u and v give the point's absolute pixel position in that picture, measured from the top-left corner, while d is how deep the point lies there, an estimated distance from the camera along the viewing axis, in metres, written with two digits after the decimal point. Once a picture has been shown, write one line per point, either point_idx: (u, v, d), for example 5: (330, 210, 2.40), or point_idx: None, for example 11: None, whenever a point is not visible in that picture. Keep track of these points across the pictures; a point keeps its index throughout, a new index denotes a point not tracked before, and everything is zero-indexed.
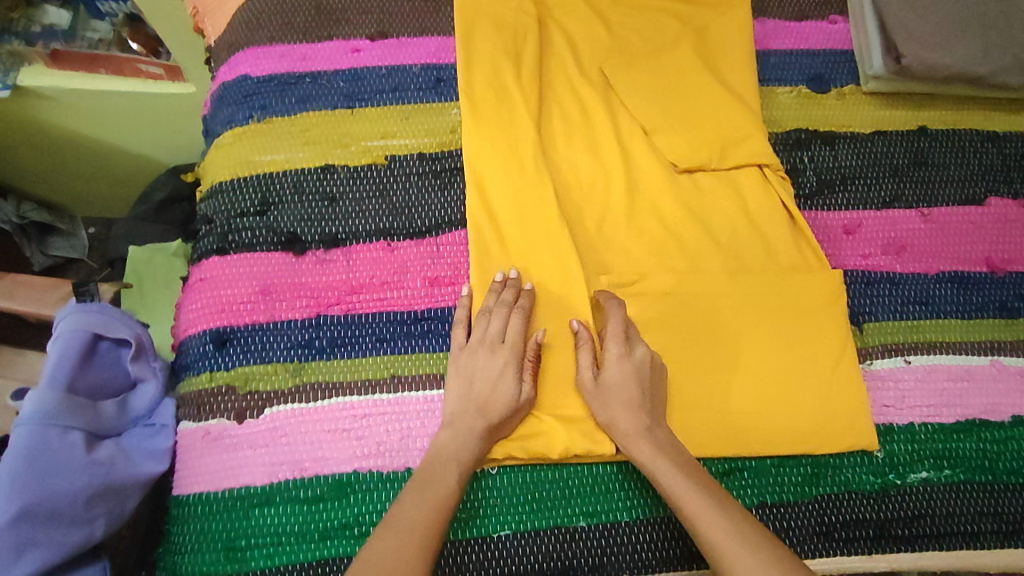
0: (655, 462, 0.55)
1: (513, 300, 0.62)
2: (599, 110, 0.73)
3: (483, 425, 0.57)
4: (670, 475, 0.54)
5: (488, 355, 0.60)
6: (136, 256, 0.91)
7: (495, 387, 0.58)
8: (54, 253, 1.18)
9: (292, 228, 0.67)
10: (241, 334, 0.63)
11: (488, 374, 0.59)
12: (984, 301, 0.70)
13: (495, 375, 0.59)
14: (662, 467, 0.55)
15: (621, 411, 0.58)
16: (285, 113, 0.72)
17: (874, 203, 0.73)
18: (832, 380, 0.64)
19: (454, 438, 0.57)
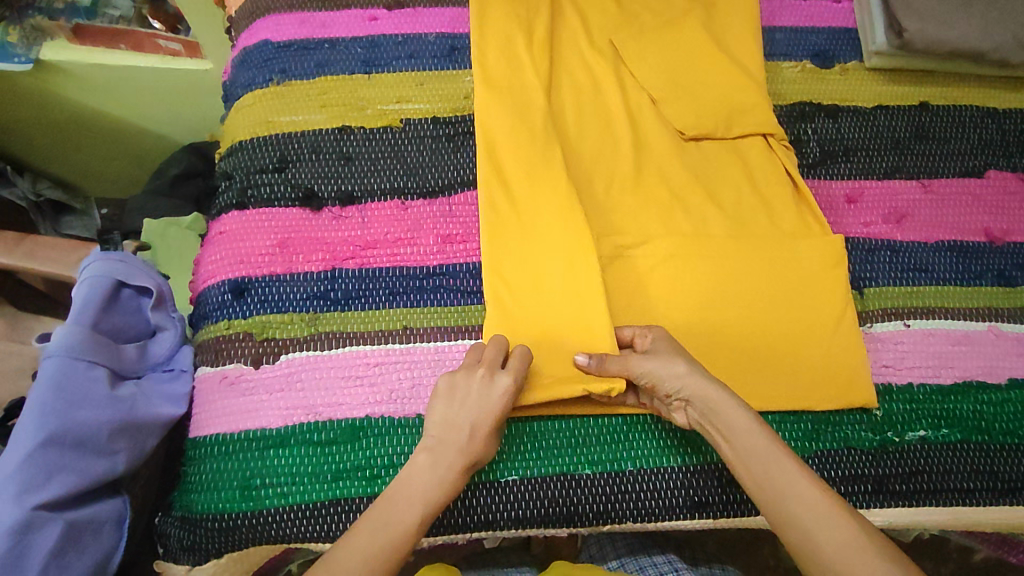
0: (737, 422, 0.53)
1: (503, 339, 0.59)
2: (609, 80, 0.75)
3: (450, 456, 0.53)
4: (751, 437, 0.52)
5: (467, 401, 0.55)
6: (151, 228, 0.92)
7: (491, 416, 0.55)
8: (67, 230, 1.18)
9: (309, 184, 0.69)
10: (258, 284, 0.65)
11: (483, 410, 0.55)
12: (982, 270, 0.71)
13: (484, 417, 0.55)
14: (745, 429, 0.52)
15: (705, 383, 0.54)
16: (305, 77, 0.74)
17: (876, 173, 0.75)
18: (833, 341, 0.66)
19: (431, 468, 0.53)
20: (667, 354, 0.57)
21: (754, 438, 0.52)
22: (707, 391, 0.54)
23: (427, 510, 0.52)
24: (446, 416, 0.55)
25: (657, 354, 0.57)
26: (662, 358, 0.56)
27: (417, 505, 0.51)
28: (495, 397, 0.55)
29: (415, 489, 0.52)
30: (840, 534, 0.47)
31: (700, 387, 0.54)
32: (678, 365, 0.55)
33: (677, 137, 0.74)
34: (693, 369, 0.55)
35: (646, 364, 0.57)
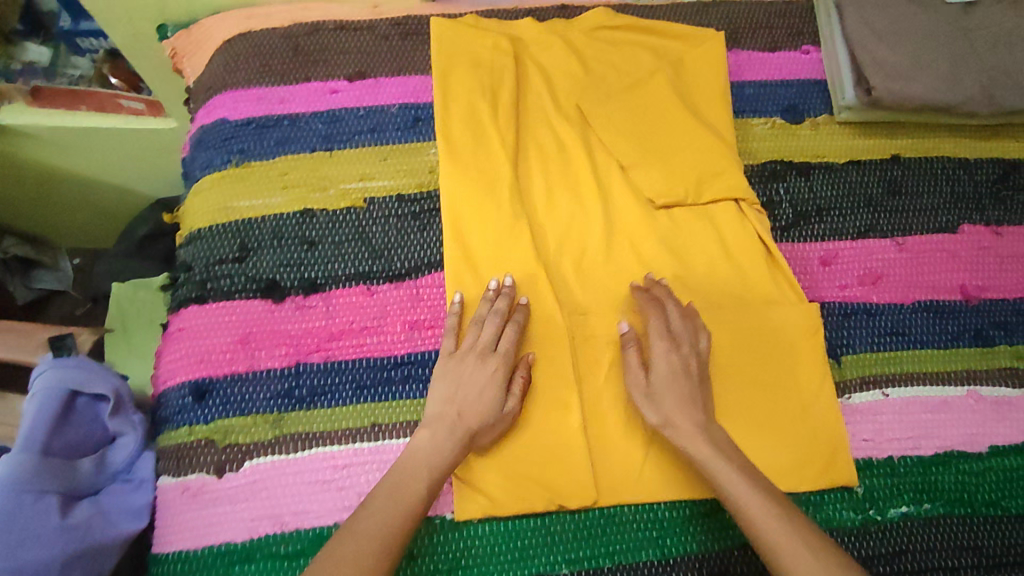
0: (714, 462, 0.57)
1: (507, 311, 0.63)
2: (577, 146, 0.74)
3: (460, 433, 0.58)
4: (729, 477, 0.56)
5: (466, 374, 0.60)
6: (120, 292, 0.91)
7: (482, 387, 0.60)
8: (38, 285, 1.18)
9: (271, 274, 0.67)
10: (221, 385, 0.63)
11: (476, 384, 0.60)
12: (960, 330, 0.71)
13: (475, 388, 0.60)
14: (721, 466, 0.57)
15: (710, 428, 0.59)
16: (264, 157, 0.71)
17: (850, 233, 0.74)
18: (808, 410, 0.65)
19: (432, 442, 0.57)
20: (670, 397, 0.60)
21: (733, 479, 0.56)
22: (689, 430, 0.59)
23: (432, 481, 0.56)
24: (446, 393, 0.60)
25: (658, 375, 0.61)
26: (659, 389, 0.61)
27: (420, 479, 0.55)
28: (488, 370, 0.61)
29: (416, 464, 0.56)
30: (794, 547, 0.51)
31: (691, 423, 0.59)
32: (668, 406, 0.60)
33: (645, 204, 0.73)
34: (685, 417, 0.59)
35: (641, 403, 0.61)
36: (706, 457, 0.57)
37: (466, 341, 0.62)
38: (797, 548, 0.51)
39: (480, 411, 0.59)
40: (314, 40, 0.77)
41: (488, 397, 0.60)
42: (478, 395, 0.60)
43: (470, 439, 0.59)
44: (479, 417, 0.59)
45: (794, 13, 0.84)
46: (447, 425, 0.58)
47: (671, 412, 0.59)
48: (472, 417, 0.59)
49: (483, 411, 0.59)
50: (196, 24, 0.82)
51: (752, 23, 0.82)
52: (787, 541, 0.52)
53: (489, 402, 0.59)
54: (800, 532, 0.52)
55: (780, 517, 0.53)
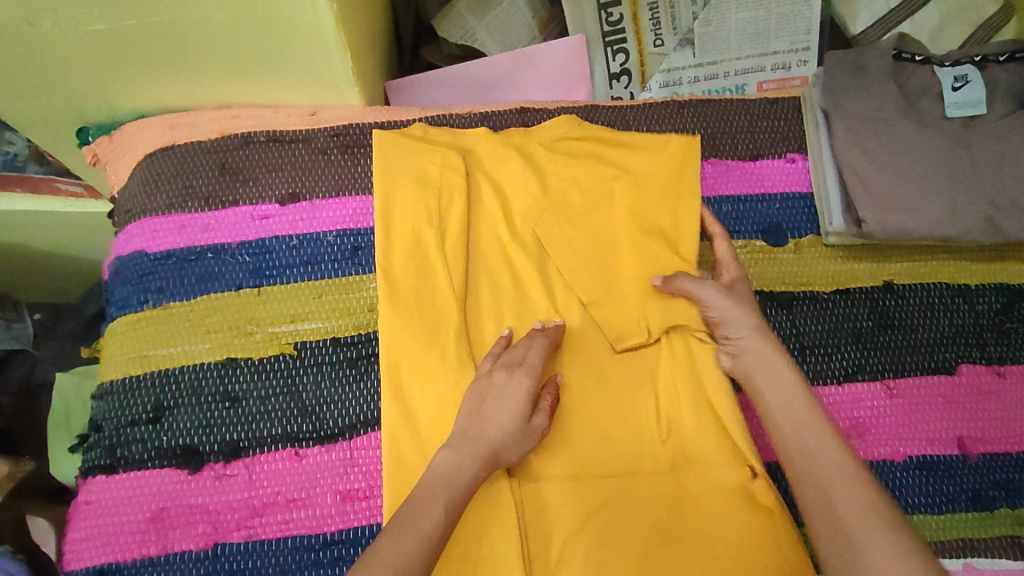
0: (794, 391, 0.57)
1: (541, 332, 0.63)
2: (533, 279, 0.67)
3: (484, 450, 0.55)
4: (804, 408, 0.56)
5: (489, 386, 0.59)
6: (63, 383, 0.88)
7: (512, 409, 0.57)
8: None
9: (187, 438, 0.60)
10: (128, 572, 0.56)
11: (501, 398, 0.58)
12: (956, 491, 0.64)
13: (503, 408, 0.57)
14: (799, 403, 0.56)
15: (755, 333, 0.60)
16: (185, 296, 0.65)
17: (836, 376, 0.67)
18: (801, 553, 0.56)
19: (452, 461, 0.54)
20: (742, 300, 0.63)
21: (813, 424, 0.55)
22: (767, 340, 0.60)
23: (448, 506, 0.52)
24: (469, 409, 0.58)
25: (730, 295, 0.63)
26: (731, 306, 0.62)
27: (438, 501, 0.52)
28: (518, 382, 0.59)
29: (435, 483, 0.53)
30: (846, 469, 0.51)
31: (750, 310, 0.62)
32: (751, 317, 0.61)
33: (605, 345, 0.66)
34: (752, 316, 0.61)
35: (715, 308, 0.62)
36: (761, 354, 0.59)
37: (501, 355, 0.61)
38: (850, 483, 0.50)
39: (501, 427, 0.56)
40: (244, 155, 0.70)
41: (512, 403, 0.57)
42: (501, 415, 0.57)
43: (494, 457, 0.56)
44: (505, 430, 0.56)
45: (779, 114, 0.76)
46: (473, 447, 0.55)
47: (735, 315, 0.61)
48: (495, 434, 0.56)
49: (508, 430, 0.57)
50: (118, 128, 0.74)
51: (732, 127, 0.75)
52: (848, 499, 0.49)
53: (517, 422, 0.57)
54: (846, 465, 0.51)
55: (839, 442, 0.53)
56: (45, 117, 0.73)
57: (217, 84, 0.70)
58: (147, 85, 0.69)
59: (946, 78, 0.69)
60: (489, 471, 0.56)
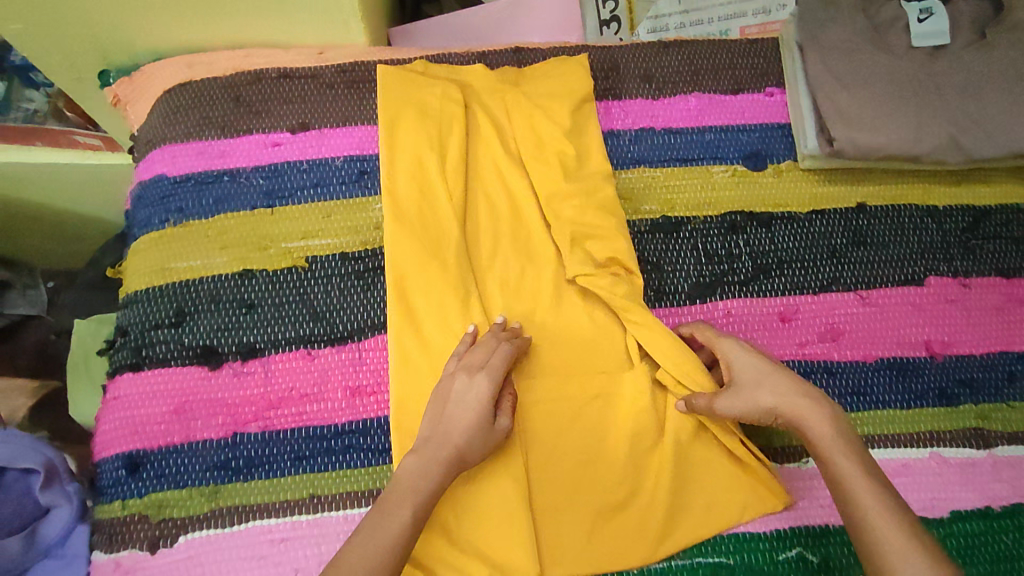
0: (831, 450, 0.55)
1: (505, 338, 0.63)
2: (528, 200, 0.71)
3: (447, 456, 0.57)
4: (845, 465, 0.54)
5: (451, 396, 0.60)
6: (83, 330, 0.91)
7: (473, 416, 0.58)
8: (9, 309, 1.06)
9: (207, 339, 0.65)
10: (154, 457, 0.61)
11: (462, 404, 0.59)
12: (924, 389, 0.68)
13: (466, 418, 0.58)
14: (838, 458, 0.55)
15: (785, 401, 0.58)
16: (202, 215, 0.69)
17: (812, 287, 0.71)
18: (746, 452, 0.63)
19: (420, 467, 0.57)
20: (748, 388, 0.60)
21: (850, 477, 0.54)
22: (790, 406, 0.58)
23: (417, 507, 0.55)
24: (433, 417, 0.59)
25: (744, 383, 0.60)
26: (746, 395, 0.60)
27: (407, 503, 0.55)
28: (479, 387, 0.60)
29: (403, 490, 0.56)
30: (905, 541, 0.50)
31: (758, 395, 0.59)
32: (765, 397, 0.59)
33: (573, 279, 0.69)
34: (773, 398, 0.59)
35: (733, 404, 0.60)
36: (803, 418, 0.58)
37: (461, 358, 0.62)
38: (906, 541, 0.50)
39: (465, 434, 0.58)
40: (255, 90, 0.74)
41: (470, 410, 0.59)
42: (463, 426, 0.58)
43: (458, 460, 0.58)
44: (468, 438, 0.58)
45: (759, 52, 0.81)
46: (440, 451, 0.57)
47: (756, 401, 0.59)
48: (459, 439, 0.58)
49: (469, 433, 0.58)
50: (138, 70, 0.79)
51: (714, 65, 0.79)
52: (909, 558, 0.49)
53: (479, 425, 0.58)
54: (916, 529, 0.51)
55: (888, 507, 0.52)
56: (68, 59, 0.78)
57: (231, 23, 0.75)
58: (164, 24, 0.74)
59: (911, 12, 0.73)
60: (455, 473, 0.58)
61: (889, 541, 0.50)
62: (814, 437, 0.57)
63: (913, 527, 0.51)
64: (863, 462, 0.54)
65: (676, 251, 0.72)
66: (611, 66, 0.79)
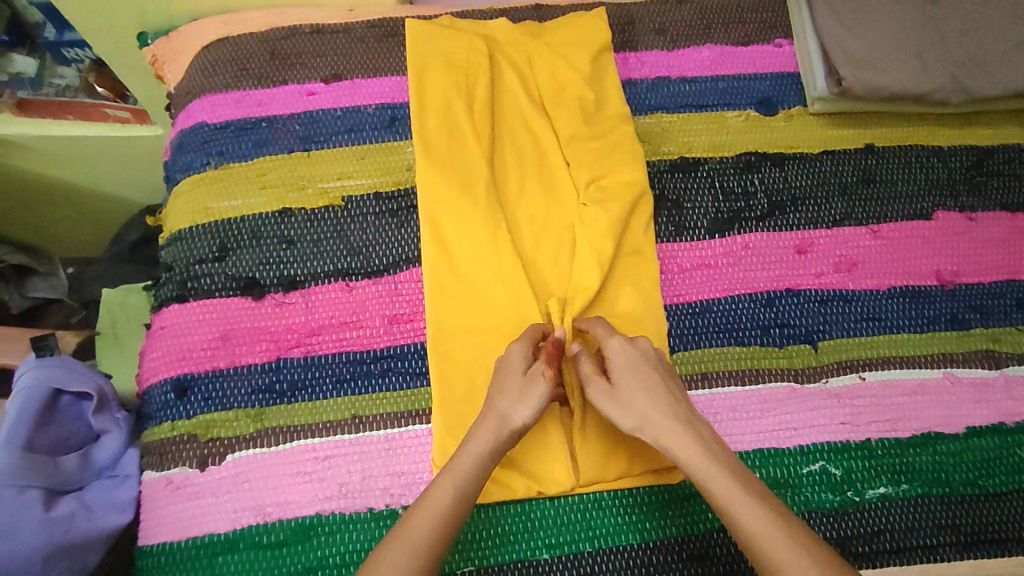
0: (699, 463, 0.52)
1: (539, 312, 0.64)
2: (552, 142, 0.75)
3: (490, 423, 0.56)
4: (716, 480, 0.51)
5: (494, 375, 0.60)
6: (110, 298, 0.91)
7: (510, 385, 0.58)
8: (35, 294, 1.10)
9: (250, 272, 0.68)
10: (201, 382, 0.64)
11: (501, 375, 0.59)
12: (936, 314, 0.71)
13: (514, 392, 0.57)
14: (709, 471, 0.52)
15: (653, 412, 0.56)
16: (242, 158, 0.72)
17: (825, 222, 0.74)
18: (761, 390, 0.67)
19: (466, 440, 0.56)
20: (625, 395, 0.58)
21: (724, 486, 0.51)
22: (659, 421, 0.55)
23: (460, 476, 0.53)
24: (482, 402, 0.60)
25: (618, 392, 0.58)
26: (624, 404, 0.57)
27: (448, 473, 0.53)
28: (515, 355, 0.59)
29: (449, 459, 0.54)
30: (797, 559, 0.46)
31: (634, 405, 0.57)
32: (641, 409, 0.56)
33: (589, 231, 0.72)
34: (648, 408, 0.56)
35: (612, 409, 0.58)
36: (662, 441, 0.55)
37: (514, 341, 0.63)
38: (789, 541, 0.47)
39: (510, 400, 0.57)
40: (290, 44, 0.78)
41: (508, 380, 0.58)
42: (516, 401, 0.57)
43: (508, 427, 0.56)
44: (511, 403, 0.57)
45: (767, 7, 0.85)
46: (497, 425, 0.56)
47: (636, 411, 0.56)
48: (501, 405, 0.57)
49: (511, 398, 0.57)
50: (175, 31, 0.82)
51: (725, 18, 0.83)
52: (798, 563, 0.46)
53: (522, 391, 0.57)
54: (799, 533, 0.48)
55: (766, 515, 0.49)
56: (108, 21, 0.82)
57: None
58: None
59: None
60: (504, 437, 0.56)
61: (781, 556, 0.46)
62: (679, 452, 0.53)
63: (806, 540, 0.47)
64: (740, 479, 0.51)
65: (694, 189, 0.75)
66: (627, 20, 0.82)
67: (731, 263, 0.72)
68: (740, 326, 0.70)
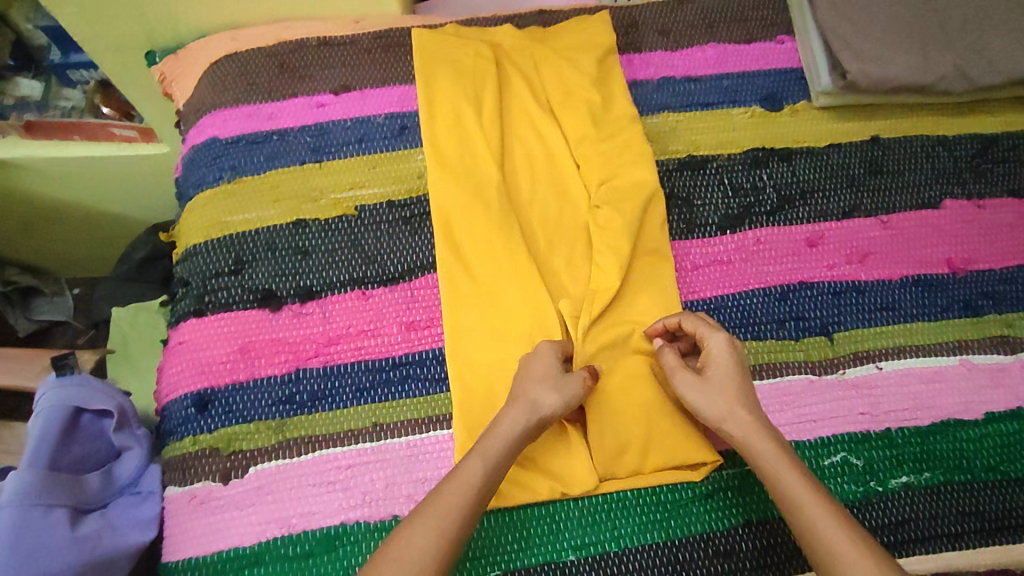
0: (781, 462, 0.55)
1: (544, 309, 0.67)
2: (560, 144, 0.75)
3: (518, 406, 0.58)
4: (794, 478, 0.54)
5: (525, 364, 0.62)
6: (120, 317, 0.92)
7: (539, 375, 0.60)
8: (38, 317, 1.12)
9: (267, 284, 0.68)
10: (223, 394, 0.64)
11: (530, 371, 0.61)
12: (949, 302, 0.72)
13: (546, 381, 0.60)
14: (787, 469, 0.54)
15: (740, 405, 0.58)
16: (255, 171, 0.73)
17: (835, 214, 0.75)
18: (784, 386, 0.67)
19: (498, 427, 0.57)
20: (716, 386, 0.60)
21: (801, 485, 0.53)
22: (744, 417, 0.58)
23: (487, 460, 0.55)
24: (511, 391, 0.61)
25: (708, 381, 0.60)
26: (709, 392, 0.59)
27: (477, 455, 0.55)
28: (542, 354, 0.62)
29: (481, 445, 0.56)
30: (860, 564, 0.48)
31: (728, 395, 0.59)
32: (726, 402, 0.59)
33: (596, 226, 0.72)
34: (737, 401, 0.59)
35: (697, 397, 0.60)
36: (747, 432, 0.57)
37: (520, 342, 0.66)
38: (856, 547, 0.49)
39: (540, 389, 0.59)
40: (298, 57, 0.79)
41: (538, 370, 0.61)
42: (547, 386, 0.59)
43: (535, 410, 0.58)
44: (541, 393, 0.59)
45: (767, 4, 0.86)
46: (527, 408, 0.58)
47: (721, 400, 0.59)
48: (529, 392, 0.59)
49: (540, 389, 0.59)
50: (183, 49, 0.83)
51: (727, 17, 0.84)
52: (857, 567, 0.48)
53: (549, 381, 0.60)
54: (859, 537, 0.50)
55: (835, 518, 0.51)
56: (118, 42, 0.82)
57: None
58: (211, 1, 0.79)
59: None
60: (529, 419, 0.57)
61: (844, 556, 0.49)
62: (759, 449, 0.56)
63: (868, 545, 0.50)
64: (815, 484, 0.54)
65: (704, 186, 0.75)
66: (630, 22, 0.83)
67: (744, 258, 0.72)
68: (755, 320, 0.70)
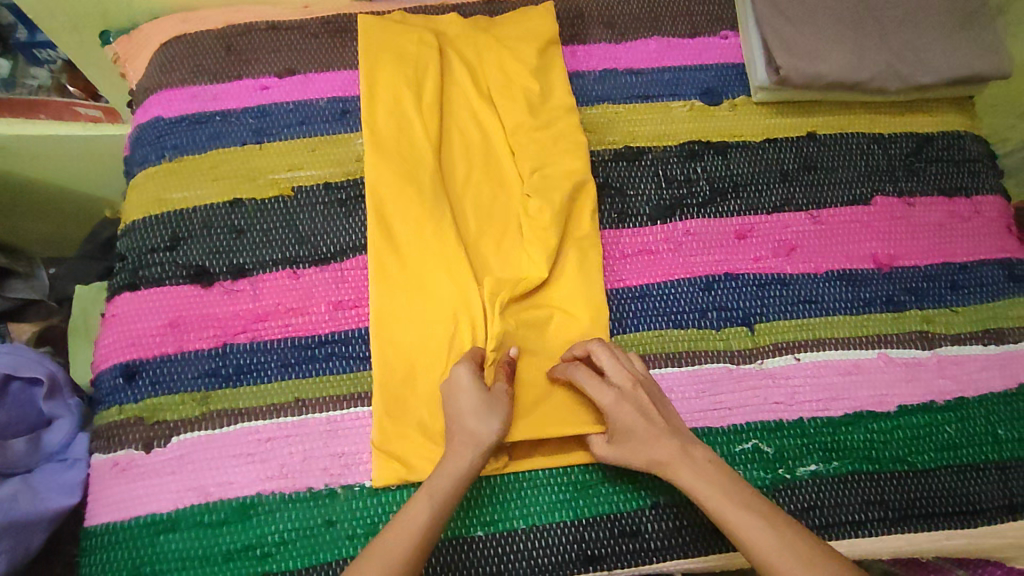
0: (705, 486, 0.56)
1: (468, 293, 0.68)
2: (498, 132, 0.76)
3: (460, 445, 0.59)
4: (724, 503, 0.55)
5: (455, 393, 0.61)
6: (83, 294, 0.93)
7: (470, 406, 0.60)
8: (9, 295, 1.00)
9: (200, 261, 0.70)
10: (151, 366, 0.66)
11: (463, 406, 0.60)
12: (871, 296, 0.73)
13: (477, 410, 0.60)
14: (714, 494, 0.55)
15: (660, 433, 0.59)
16: (195, 151, 0.75)
17: (766, 208, 0.76)
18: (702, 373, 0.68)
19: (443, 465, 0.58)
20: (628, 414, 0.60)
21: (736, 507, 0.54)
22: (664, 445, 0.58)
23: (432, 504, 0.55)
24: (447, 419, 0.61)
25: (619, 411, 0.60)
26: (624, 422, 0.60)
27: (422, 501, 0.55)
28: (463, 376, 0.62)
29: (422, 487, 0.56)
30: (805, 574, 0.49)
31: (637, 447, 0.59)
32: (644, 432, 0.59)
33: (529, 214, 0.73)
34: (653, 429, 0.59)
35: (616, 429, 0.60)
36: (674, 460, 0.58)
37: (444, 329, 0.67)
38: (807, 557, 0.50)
39: (479, 426, 0.59)
40: (246, 40, 0.80)
41: (469, 403, 0.60)
42: (484, 419, 0.60)
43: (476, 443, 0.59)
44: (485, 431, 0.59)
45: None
46: (467, 444, 0.59)
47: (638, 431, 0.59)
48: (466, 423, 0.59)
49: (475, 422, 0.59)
50: (136, 30, 0.84)
51: (672, 11, 0.85)
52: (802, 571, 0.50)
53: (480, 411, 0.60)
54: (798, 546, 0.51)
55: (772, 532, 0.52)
56: (72, 22, 0.84)
57: None
58: None
59: None
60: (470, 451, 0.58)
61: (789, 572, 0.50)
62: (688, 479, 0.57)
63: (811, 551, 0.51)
64: (748, 500, 0.55)
65: (637, 176, 0.77)
66: (576, 14, 0.84)
67: (672, 249, 0.74)
68: (678, 310, 0.71)
